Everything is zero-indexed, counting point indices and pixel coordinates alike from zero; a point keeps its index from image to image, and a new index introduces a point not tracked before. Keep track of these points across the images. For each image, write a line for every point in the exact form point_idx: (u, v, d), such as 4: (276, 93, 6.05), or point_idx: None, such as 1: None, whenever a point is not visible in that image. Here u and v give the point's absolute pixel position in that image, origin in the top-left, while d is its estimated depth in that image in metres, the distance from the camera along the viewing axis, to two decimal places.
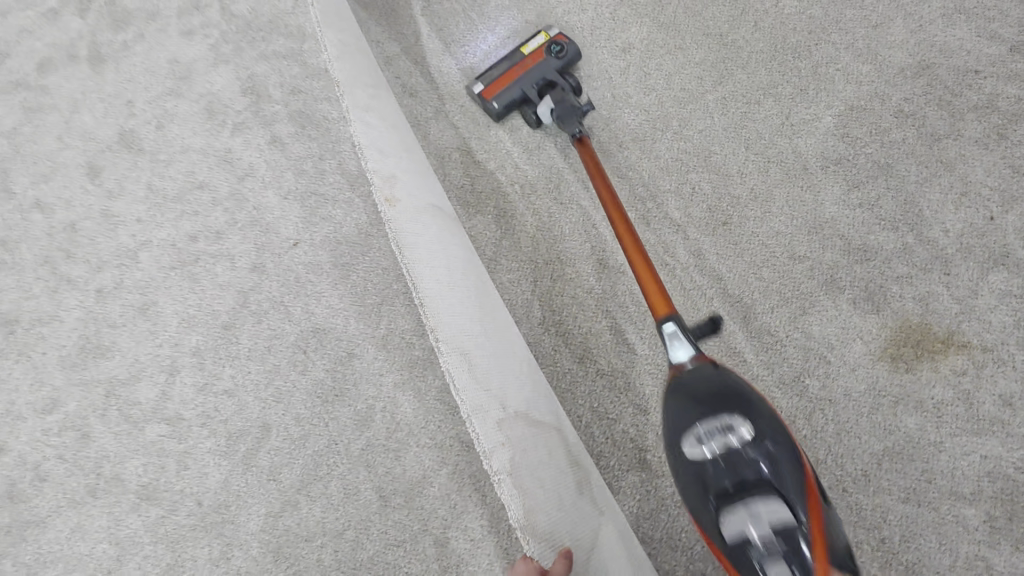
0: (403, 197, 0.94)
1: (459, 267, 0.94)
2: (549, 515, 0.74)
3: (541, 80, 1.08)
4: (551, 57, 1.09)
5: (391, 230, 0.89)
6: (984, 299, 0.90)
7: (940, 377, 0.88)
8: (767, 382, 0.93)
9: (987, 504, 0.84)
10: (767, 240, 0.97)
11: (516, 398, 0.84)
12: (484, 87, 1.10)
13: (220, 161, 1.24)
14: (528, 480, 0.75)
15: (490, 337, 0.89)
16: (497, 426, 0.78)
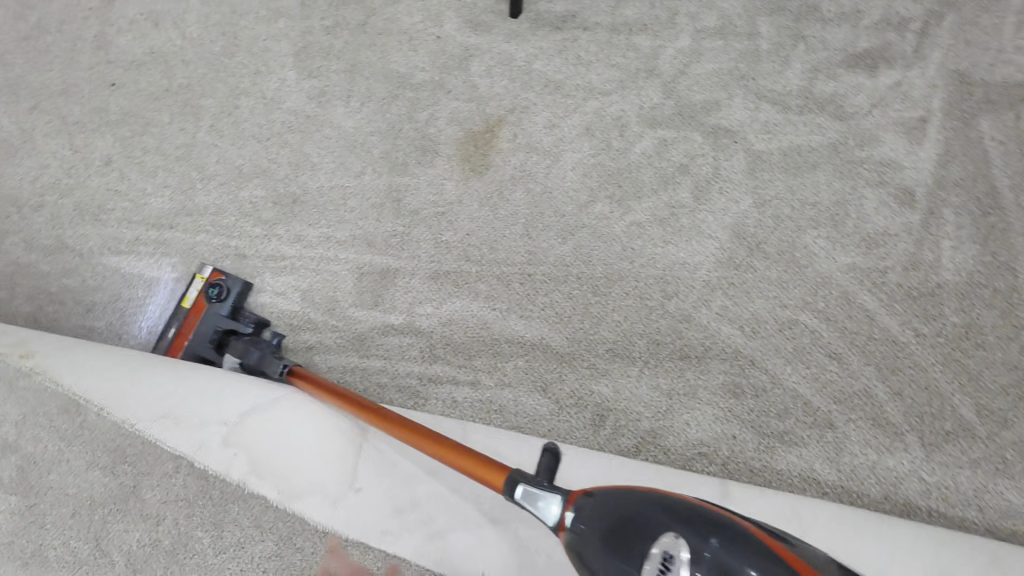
0: (95, 389, 0.94)
1: (182, 405, 0.92)
2: (366, 523, 0.85)
3: (215, 335, 0.98)
4: (213, 302, 0.99)
5: (108, 414, 0.93)
6: (481, 84, 1.09)
7: (506, 151, 1.05)
8: (424, 264, 1.00)
9: (601, 192, 1.01)
10: (333, 182, 1.06)
11: (300, 462, 0.88)
12: (164, 356, 0.99)
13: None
14: (332, 507, 0.86)
15: (242, 429, 0.90)
16: (282, 488, 0.87)
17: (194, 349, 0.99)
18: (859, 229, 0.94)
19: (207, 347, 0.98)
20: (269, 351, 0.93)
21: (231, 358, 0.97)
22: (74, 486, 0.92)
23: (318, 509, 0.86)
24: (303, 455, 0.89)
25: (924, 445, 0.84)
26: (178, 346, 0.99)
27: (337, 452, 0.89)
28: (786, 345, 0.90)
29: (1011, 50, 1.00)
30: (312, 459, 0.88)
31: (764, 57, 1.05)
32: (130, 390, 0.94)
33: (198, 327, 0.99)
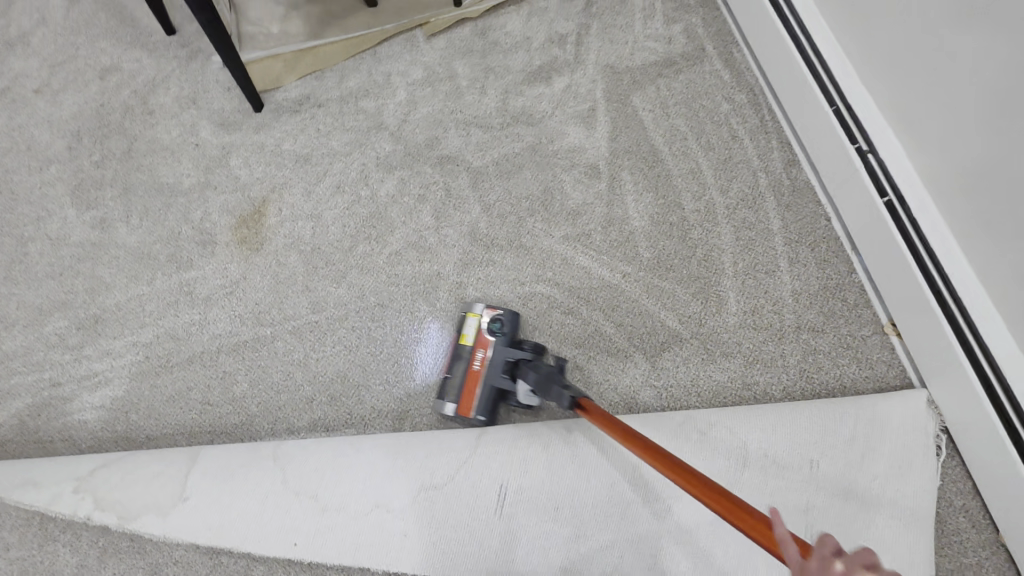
0: None
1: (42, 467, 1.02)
2: (202, 525, 0.94)
3: (502, 364, 0.99)
4: (497, 337, 1.01)
5: None
6: (243, 174, 1.26)
7: (275, 224, 1.21)
8: (225, 340, 1.14)
9: (360, 235, 1.18)
10: (130, 293, 1.19)
11: (143, 491, 0.97)
12: (456, 404, 0.99)
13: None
14: (169, 521, 0.95)
15: (93, 476, 0.99)
16: (126, 515, 0.96)
17: (485, 394, 0.98)
18: (564, 206, 1.16)
19: (499, 389, 0.99)
20: (555, 377, 0.85)
21: (524, 390, 0.96)
22: None
23: (156, 526, 0.95)
24: (145, 487, 0.97)
25: (648, 359, 1.05)
26: (471, 385, 0.99)
27: (176, 481, 0.97)
28: (531, 313, 1.10)
29: (644, 39, 1.27)
30: (153, 489, 0.97)
31: (465, 92, 1.28)
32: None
33: (484, 363, 1.00)
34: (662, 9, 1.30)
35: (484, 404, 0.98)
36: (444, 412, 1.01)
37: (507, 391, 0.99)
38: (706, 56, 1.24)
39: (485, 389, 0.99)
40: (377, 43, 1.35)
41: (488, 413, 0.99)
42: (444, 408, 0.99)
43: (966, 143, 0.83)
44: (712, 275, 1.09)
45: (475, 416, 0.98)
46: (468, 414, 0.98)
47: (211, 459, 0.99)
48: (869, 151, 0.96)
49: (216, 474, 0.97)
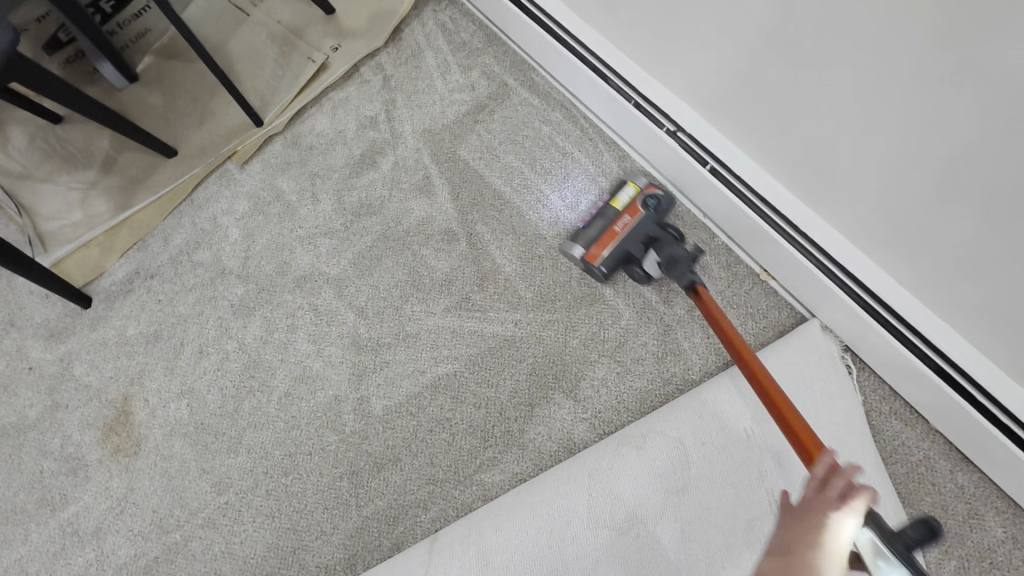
0: None
1: None
2: None
3: (640, 217, 1.00)
4: (648, 211, 1.00)
5: None
6: (93, 378, 1.14)
7: (146, 416, 1.10)
8: (134, 565, 1.01)
9: (242, 391, 1.09)
10: (9, 562, 1.03)
11: None
12: (584, 250, 1.02)
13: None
14: None
15: None
16: None
17: (618, 253, 0.99)
18: (434, 280, 1.13)
19: (628, 253, 0.99)
20: (677, 256, 0.89)
21: (650, 260, 0.99)
22: None
23: None
24: None
25: (570, 395, 1.02)
26: (605, 237, 1.00)
27: None
28: (443, 398, 1.05)
29: (449, 94, 1.29)
30: None
31: (297, 206, 1.23)
32: None
33: (628, 227, 1.00)
34: (455, 60, 1.32)
35: (613, 260, 1.00)
36: (572, 254, 1.04)
37: (635, 259, 1.00)
38: (510, 89, 1.27)
39: (619, 250, 0.99)
40: (190, 193, 1.28)
41: (613, 265, 1.00)
42: (579, 250, 1.02)
43: (741, 103, 0.88)
44: (595, 289, 1.09)
45: (598, 265, 1.00)
46: (593, 259, 1.00)
47: None
48: (677, 130, 1.02)
49: None
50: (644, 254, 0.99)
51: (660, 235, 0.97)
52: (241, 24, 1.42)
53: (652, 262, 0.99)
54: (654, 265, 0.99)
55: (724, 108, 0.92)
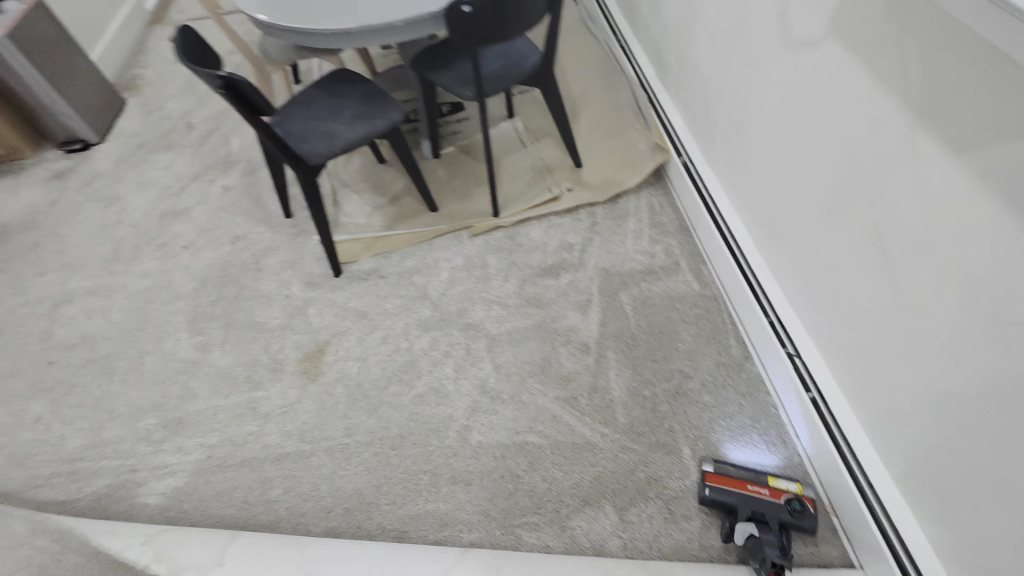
0: (126, 533, 1.28)
1: (204, 539, 1.21)
2: None
3: (768, 517, 1.11)
4: (785, 507, 1.12)
5: (132, 554, 1.22)
6: (315, 320, 1.65)
7: (331, 360, 1.56)
8: (272, 449, 1.41)
9: (394, 377, 1.49)
10: (210, 404, 1.52)
11: None
12: (716, 472, 1.20)
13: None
14: None
15: (248, 567, 1.15)
16: None
17: (730, 495, 1.15)
18: (557, 373, 1.44)
19: (737, 506, 1.13)
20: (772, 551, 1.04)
21: (747, 526, 1.10)
22: None
23: None
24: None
25: (618, 512, 1.21)
26: (729, 480, 1.17)
27: None
28: (521, 459, 1.31)
29: (634, 252, 1.67)
30: None
31: (492, 277, 1.67)
32: (153, 530, 1.26)
33: (757, 493, 1.15)
34: (649, 233, 1.71)
35: (722, 493, 1.15)
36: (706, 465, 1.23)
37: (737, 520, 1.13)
38: (679, 269, 1.60)
39: (732, 492, 1.15)
40: (431, 238, 1.81)
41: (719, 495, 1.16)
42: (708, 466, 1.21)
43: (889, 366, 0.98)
44: (675, 442, 1.29)
45: (708, 484, 1.17)
46: (712, 482, 1.17)
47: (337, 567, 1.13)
48: (796, 355, 1.23)
49: None
50: (749, 522, 1.11)
51: (766, 530, 1.08)
52: (523, 157, 1.99)
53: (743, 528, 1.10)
54: (744, 533, 1.09)
55: (870, 378, 1.03)
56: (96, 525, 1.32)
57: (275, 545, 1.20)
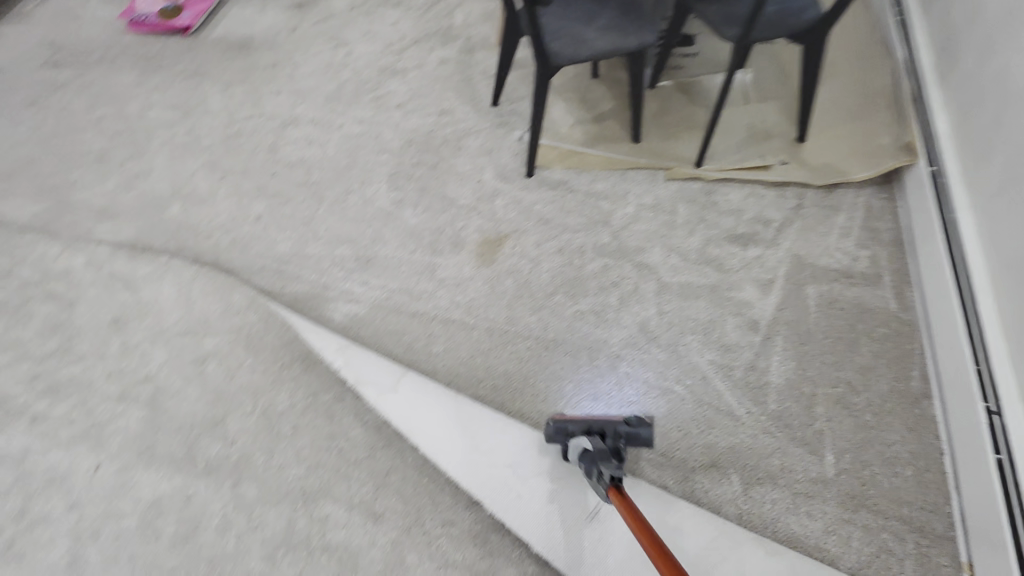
0: (322, 339, 1.55)
1: (384, 369, 1.45)
2: (474, 483, 1.27)
3: (624, 422, 1.11)
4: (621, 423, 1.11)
5: (331, 360, 1.50)
6: (500, 212, 1.75)
7: (506, 253, 1.66)
8: (441, 312, 1.57)
9: (560, 288, 1.57)
10: (395, 255, 1.71)
11: (445, 434, 1.33)
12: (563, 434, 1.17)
13: (9, 453, 1.47)
14: (443, 458, 1.30)
15: (420, 405, 1.38)
16: (428, 442, 1.33)
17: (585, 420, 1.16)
18: (719, 339, 1.44)
19: (593, 427, 1.14)
20: (604, 455, 1.01)
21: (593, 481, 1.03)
22: (195, 406, 1.50)
23: (439, 455, 1.30)
24: (442, 435, 1.33)
25: (742, 485, 1.25)
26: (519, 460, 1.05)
27: (469, 440, 1.31)
28: (663, 404, 1.37)
29: (834, 249, 1.57)
30: (455, 434, 1.32)
31: (677, 226, 1.65)
32: (344, 345, 1.52)
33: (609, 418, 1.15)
34: (858, 235, 1.59)
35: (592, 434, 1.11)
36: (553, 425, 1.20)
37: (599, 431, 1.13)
38: (880, 282, 1.50)
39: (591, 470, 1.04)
40: (626, 168, 1.80)
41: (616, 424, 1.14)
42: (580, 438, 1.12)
43: None
44: (821, 446, 1.28)
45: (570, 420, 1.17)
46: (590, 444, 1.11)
47: (490, 428, 1.33)
48: (995, 412, 1.15)
49: (495, 456, 1.29)
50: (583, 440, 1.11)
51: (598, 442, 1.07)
52: (743, 114, 1.87)
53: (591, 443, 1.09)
54: (580, 442, 1.11)
55: None
56: (299, 323, 1.59)
57: (438, 389, 1.40)
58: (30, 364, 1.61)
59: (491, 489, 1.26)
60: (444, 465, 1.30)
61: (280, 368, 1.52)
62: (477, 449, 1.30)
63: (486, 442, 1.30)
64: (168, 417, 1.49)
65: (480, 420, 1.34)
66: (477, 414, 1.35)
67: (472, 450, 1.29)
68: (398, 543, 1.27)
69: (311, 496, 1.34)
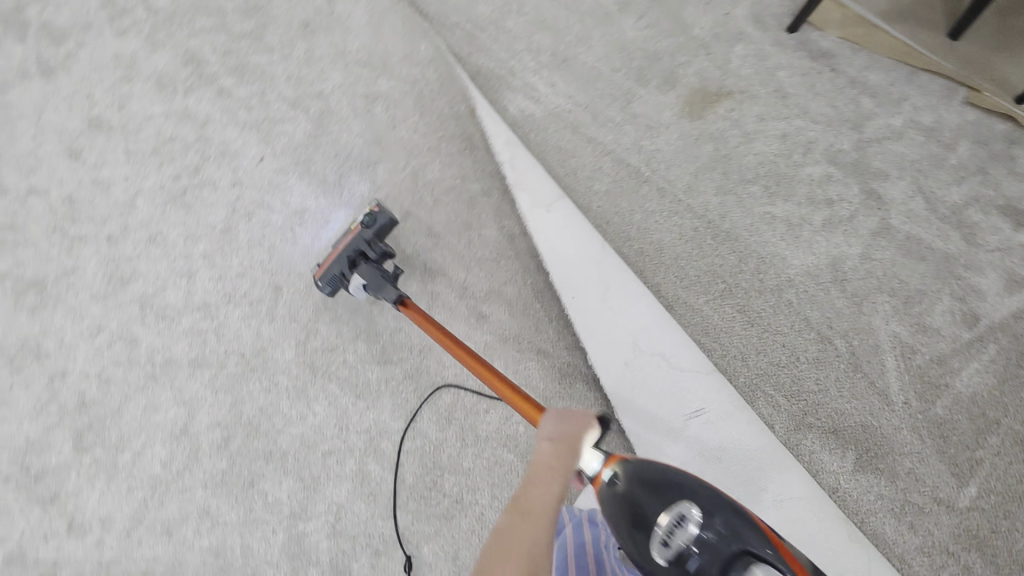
0: (494, 127, 1.44)
1: (543, 185, 1.35)
2: (593, 334, 1.21)
3: (353, 253, 1.23)
4: (363, 230, 1.24)
5: (497, 154, 1.42)
6: (734, 62, 1.43)
7: (719, 115, 1.39)
8: (619, 150, 1.39)
9: (762, 180, 1.32)
10: (596, 65, 1.48)
11: (582, 274, 1.25)
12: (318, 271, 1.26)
13: (195, 115, 1.58)
14: (570, 296, 1.25)
15: (567, 236, 1.29)
16: (561, 275, 1.27)
17: (339, 265, 1.22)
18: (918, 316, 1.20)
19: (343, 267, 1.23)
20: (388, 280, 1.19)
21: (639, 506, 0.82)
22: (353, 139, 1.50)
23: (569, 292, 1.25)
24: (579, 274, 1.26)
25: (855, 466, 1.12)
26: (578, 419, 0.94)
27: (604, 290, 1.23)
28: (814, 350, 1.19)
29: None
30: (592, 279, 1.24)
31: (945, 167, 1.29)
32: (512, 142, 1.42)
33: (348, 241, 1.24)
34: None
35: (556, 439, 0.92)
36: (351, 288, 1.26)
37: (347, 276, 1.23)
38: None
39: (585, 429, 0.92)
40: (919, 66, 1.36)
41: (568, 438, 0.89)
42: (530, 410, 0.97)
43: None
44: (970, 476, 1.10)
45: (325, 279, 1.23)
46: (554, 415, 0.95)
47: (628, 289, 1.23)
48: None
49: (623, 317, 1.20)
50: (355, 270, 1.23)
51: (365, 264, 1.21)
52: None
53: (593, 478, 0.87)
54: (358, 282, 1.23)
55: None
56: (477, 104, 1.48)
57: (587, 228, 1.30)
58: (224, 37, 1.64)
59: (606, 347, 1.20)
60: (568, 304, 1.25)
61: (440, 140, 1.46)
62: (607, 301, 1.22)
63: (618, 300, 1.22)
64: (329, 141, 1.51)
65: (621, 277, 1.24)
66: (621, 271, 1.25)
67: (602, 301, 1.22)
68: (492, 348, 1.29)
69: (428, 271, 1.36)
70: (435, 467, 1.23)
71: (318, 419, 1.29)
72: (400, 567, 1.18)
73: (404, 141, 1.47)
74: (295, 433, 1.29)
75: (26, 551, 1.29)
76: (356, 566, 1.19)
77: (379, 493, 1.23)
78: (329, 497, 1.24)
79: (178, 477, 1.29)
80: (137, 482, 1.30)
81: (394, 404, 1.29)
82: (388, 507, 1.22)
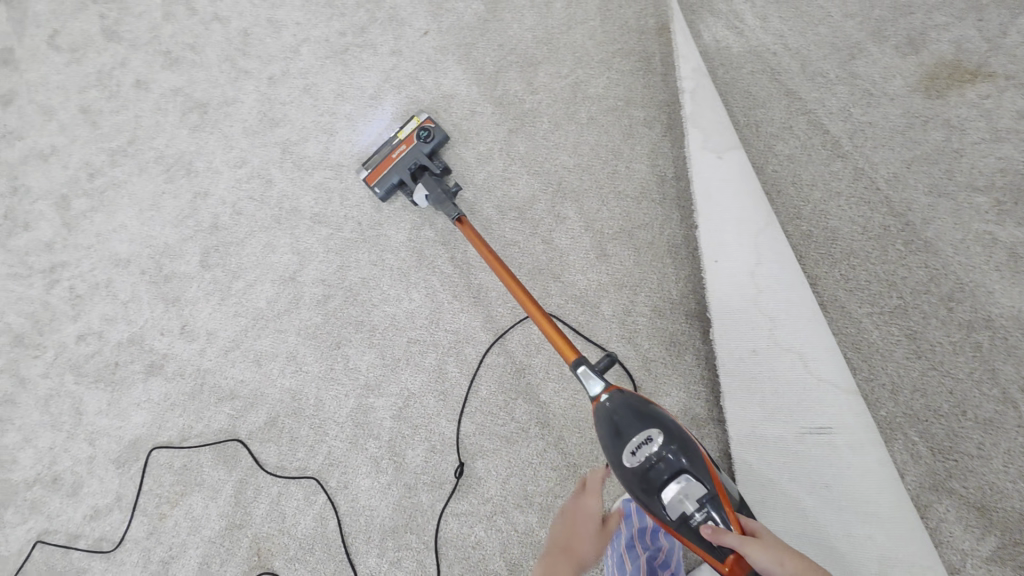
0: (686, 52, 1.25)
1: (714, 121, 1.13)
2: (723, 308, 1.05)
3: (412, 165, 1.28)
4: (421, 142, 1.29)
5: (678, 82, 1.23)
6: (1011, 38, 1.12)
7: (966, 100, 1.11)
8: (820, 112, 1.17)
9: (999, 193, 1.04)
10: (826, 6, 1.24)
11: (729, 236, 1.06)
12: (369, 173, 1.30)
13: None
14: (710, 259, 1.07)
15: (725, 188, 1.09)
16: (705, 233, 1.09)
17: (392, 174, 1.28)
18: None
19: (401, 178, 1.27)
20: (445, 188, 1.20)
21: (683, 498, 0.79)
22: (523, 33, 1.38)
23: (708, 254, 1.07)
24: (724, 236, 1.06)
25: (996, 556, 0.88)
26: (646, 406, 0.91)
27: (749, 260, 1.03)
28: (995, 410, 0.94)
29: None
30: (738, 244, 1.05)
31: None
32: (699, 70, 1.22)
33: (402, 154, 1.30)
34: None
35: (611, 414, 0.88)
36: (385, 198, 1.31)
37: (405, 185, 1.28)
38: None
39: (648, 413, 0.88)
40: None
41: (625, 419, 0.85)
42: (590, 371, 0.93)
43: None
44: None
45: (376, 185, 1.29)
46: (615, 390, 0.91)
47: (778, 265, 1.01)
48: None
49: (761, 298, 1.01)
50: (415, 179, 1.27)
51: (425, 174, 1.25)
52: None
53: (639, 460, 0.82)
54: (419, 195, 1.25)
55: None
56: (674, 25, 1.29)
57: (751, 181, 1.07)
58: None
59: (732, 327, 1.03)
60: (706, 267, 1.08)
61: (614, 54, 1.31)
62: (747, 274, 1.03)
63: (764, 277, 1.02)
64: (499, 28, 1.40)
65: (772, 248, 1.02)
66: (774, 241, 1.03)
67: (742, 272, 1.03)
68: (604, 289, 1.17)
69: (560, 191, 1.25)
70: (510, 389, 1.18)
71: (413, 305, 1.28)
72: (450, 471, 1.17)
73: (576, 47, 1.34)
74: (388, 312, 1.29)
75: (145, 338, 1.45)
76: (410, 454, 1.20)
77: (450, 394, 1.21)
78: (403, 382, 1.24)
79: (277, 317, 1.36)
80: (243, 310, 1.39)
81: (488, 314, 1.24)
82: (455, 410, 1.20)
